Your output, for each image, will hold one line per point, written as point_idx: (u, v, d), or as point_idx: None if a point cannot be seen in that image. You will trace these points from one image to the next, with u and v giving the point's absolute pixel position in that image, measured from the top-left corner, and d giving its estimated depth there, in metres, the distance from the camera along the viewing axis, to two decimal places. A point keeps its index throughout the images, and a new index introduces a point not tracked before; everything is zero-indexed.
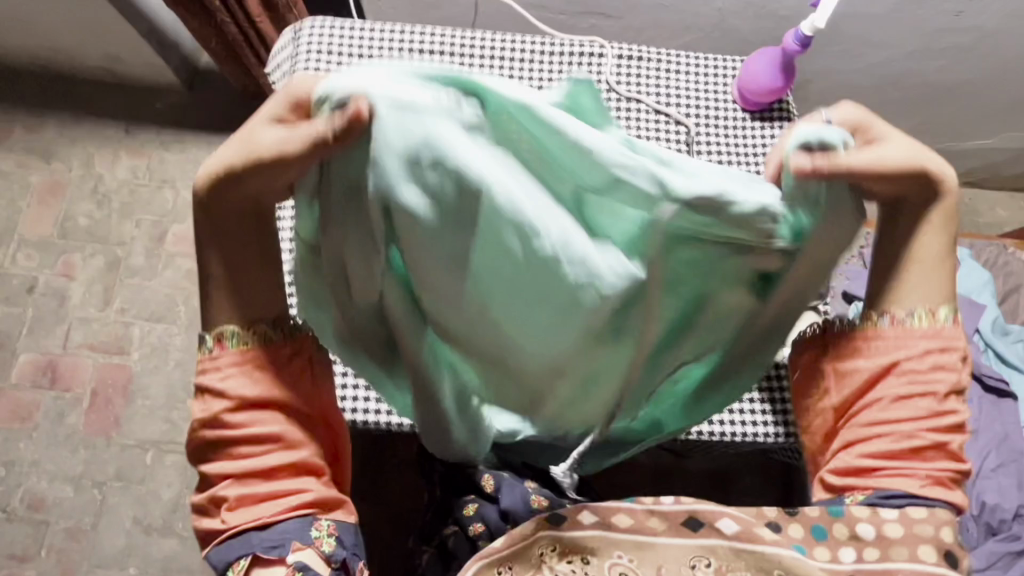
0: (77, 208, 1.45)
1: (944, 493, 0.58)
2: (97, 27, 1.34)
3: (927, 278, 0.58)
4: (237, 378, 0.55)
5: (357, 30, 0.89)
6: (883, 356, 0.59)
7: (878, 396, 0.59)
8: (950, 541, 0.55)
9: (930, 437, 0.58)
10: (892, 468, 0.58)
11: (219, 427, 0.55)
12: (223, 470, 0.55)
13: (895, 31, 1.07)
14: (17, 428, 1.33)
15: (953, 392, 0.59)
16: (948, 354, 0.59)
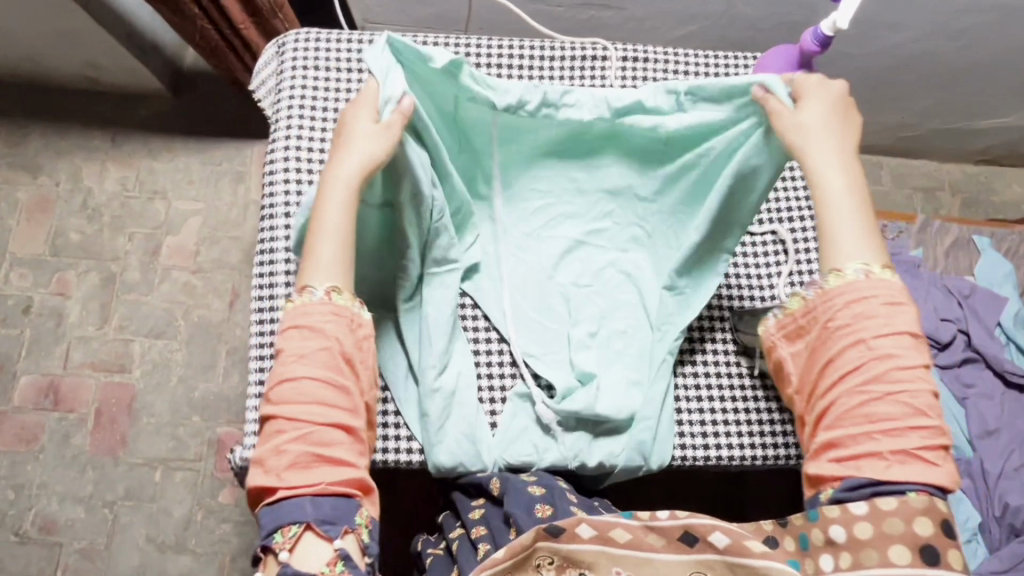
0: (68, 223, 1.40)
1: (917, 468, 0.54)
2: (70, 35, 1.27)
3: (851, 232, 0.59)
4: (329, 325, 0.57)
5: (344, 42, 0.84)
6: (818, 323, 0.59)
7: (821, 363, 0.58)
8: (931, 535, 0.53)
9: (878, 397, 0.55)
10: (854, 446, 0.56)
11: (299, 371, 0.54)
12: (288, 418, 0.53)
13: (915, 11, 1.01)
14: (24, 451, 1.30)
15: (892, 336, 0.55)
16: (873, 301, 0.56)
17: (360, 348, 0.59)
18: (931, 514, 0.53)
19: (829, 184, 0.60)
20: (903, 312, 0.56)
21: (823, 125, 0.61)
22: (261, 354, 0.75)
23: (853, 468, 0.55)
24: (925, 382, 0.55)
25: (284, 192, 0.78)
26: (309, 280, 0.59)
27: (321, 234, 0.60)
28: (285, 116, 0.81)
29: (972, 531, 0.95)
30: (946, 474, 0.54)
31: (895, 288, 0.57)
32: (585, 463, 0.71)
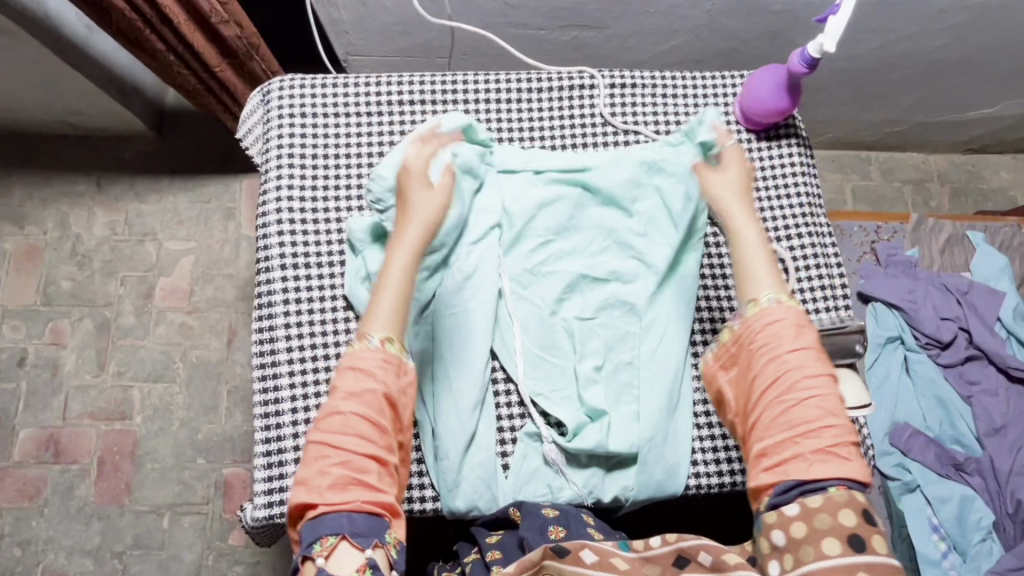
0: (58, 271, 1.38)
1: (833, 464, 0.51)
2: (44, 86, 1.24)
3: (759, 269, 0.59)
4: (379, 371, 0.55)
5: (329, 86, 0.83)
6: (741, 345, 0.57)
7: (749, 383, 0.55)
8: (856, 524, 0.49)
9: (795, 403, 0.52)
10: (779, 454, 0.52)
11: (343, 403, 0.53)
12: (330, 442, 0.52)
13: (894, 14, 1.01)
14: (27, 506, 1.27)
15: (803, 349, 0.54)
16: (784, 322, 0.55)
17: (406, 391, 0.57)
18: (855, 506, 0.50)
19: (745, 234, 0.61)
20: (807, 332, 0.54)
21: (738, 195, 0.64)
22: (265, 413, 0.73)
23: (779, 471, 0.52)
24: (832, 387, 0.53)
25: (279, 244, 0.77)
26: (368, 328, 0.57)
27: (382, 292, 0.58)
28: (275, 166, 0.80)
29: (986, 530, 0.95)
30: (859, 467, 0.52)
31: (798, 313, 0.56)
32: (599, 498, 0.72)
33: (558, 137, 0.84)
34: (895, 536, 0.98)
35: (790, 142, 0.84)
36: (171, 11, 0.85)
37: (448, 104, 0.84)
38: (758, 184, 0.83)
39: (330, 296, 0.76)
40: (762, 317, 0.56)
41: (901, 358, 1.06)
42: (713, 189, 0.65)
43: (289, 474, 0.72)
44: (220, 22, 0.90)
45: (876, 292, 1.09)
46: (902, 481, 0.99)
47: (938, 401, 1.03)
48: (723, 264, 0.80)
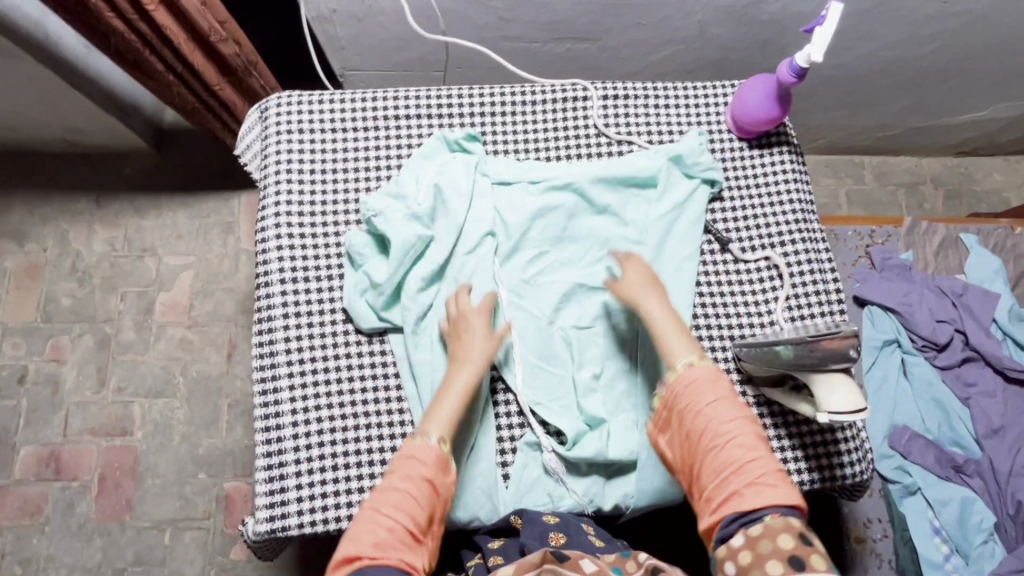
0: (58, 288, 1.39)
1: (763, 491, 0.57)
2: (44, 106, 1.26)
3: (676, 338, 0.67)
4: (431, 462, 0.62)
5: (325, 102, 0.84)
6: (669, 406, 0.64)
7: (684, 437, 0.62)
8: (794, 546, 0.53)
9: (720, 446, 0.59)
10: (717, 495, 0.58)
11: (400, 481, 0.60)
12: (384, 512, 0.58)
13: (881, 22, 1.03)
14: (28, 524, 1.27)
15: (721, 400, 0.62)
16: (699, 381, 0.63)
17: (449, 488, 0.62)
18: (791, 529, 0.54)
19: (658, 322, 0.68)
20: (720, 383, 0.63)
21: (648, 283, 0.71)
22: (266, 427, 0.74)
23: (722, 508, 0.58)
24: (748, 426, 0.61)
25: (278, 258, 0.78)
26: (427, 426, 0.64)
27: (446, 397, 0.66)
28: (273, 182, 0.81)
29: (988, 532, 0.95)
30: (789, 492, 0.58)
31: (711, 370, 0.64)
32: (600, 506, 0.72)
33: (554, 149, 0.85)
34: (897, 539, 0.99)
35: (781, 149, 0.85)
36: (171, 32, 0.86)
37: (444, 118, 0.85)
38: (751, 192, 0.84)
39: (329, 310, 0.77)
40: (680, 380, 0.64)
41: (898, 360, 1.06)
42: (628, 289, 0.72)
43: (289, 488, 0.72)
44: (220, 41, 0.91)
45: (872, 296, 1.10)
46: (902, 484, 0.99)
47: (936, 403, 1.04)
48: (718, 270, 0.81)
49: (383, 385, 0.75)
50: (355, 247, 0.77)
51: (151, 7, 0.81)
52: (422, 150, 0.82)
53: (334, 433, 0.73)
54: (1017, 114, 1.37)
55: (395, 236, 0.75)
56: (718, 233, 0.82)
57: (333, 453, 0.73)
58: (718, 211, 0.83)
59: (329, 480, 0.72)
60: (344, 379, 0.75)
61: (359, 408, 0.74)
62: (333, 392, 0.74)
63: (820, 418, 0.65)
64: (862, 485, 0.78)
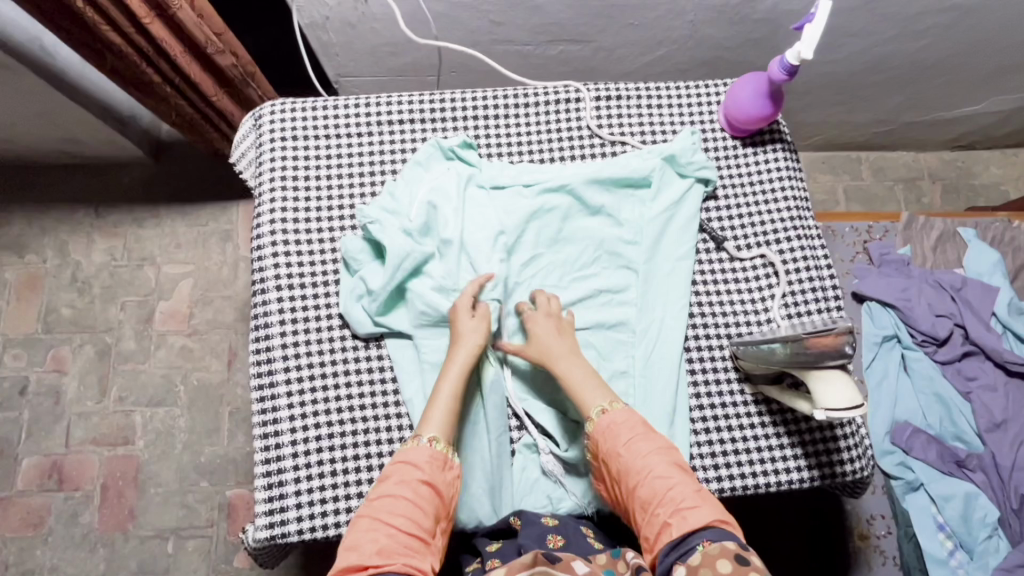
0: (59, 299, 1.39)
1: (687, 517, 0.57)
2: (41, 119, 1.26)
3: (592, 386, 0.69)
4: (430, 468, 0.63)
5: (319, 108, 0.85)
6: (594, 457, 0.67)
7: (614, 485, 0.64)
8: (732, 569, 0.51)
9: (641, 483, 0.61)
10: (650, 532, 0.59)
11: (398, 486, 0.61)
12: (386, 518, 0.58)
13: (873, 18, 1.03)
14: (31, 535, 1.27)
15: (637, 439, 0.64)
16: (614, 423, 0.66)
17: (448, 492, 0.63)
18: (726, 552, 0.52)
19: (567, 375, 0.69)
20: (634, 421, 0.65)
21: (557, 334, 0.72)
22: (264, 433, 0.74)
23: (656, 546, 0.58)
24: (664, 456, 0.63)
25: (274, 265, 0.78)
26: (422, 428, 0.65)
27: (442, 392, 0.67)
28: (268, 190, 0.81)
29: (992, 527, 0.94)
30: (713, 511, 0.58)
31: (623, 413, 0.66)
32: (599, 509, 0.73)
33: (547, 151, 0.85)
34: (901, 535, 0.99)
35: (775, 147, 0.85)
36: (167, 44, 0.86)
37: (438, 121, 0.85)
38: (745, 190, 0.84)
39: (325, 316, 0.77)
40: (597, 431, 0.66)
41: (899, 356, 1.06)
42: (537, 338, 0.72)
43: (288, 494, 0.72)
44: (216, 52, 0.91)
45: (870, 291, 1.10)
46: (904, 480, 0.99)
47: (938, 398, 1.03)
48: (714, 268, 0.81)
49: (380, 390, 0.75)
50: (353, 252, 0.77)
51: (148, 19, 0.81)
52: (420, 162, 0.82)
53: (332, 438, 0.73)
54: (1014, 107, 1.36)
55: (393, 244, 0.75)
56: (712, 232, 0.81)
57: (332, 459, 0.73)
58: (713, 209, 0.83)
59: (328, 485, 0.72)
60: (342, 386, 0.75)
61: (357, 413, 0.74)
62: (330, 397, 0.74)
63: (817, 416, 0.65)
64: (863, 482, 0.77)
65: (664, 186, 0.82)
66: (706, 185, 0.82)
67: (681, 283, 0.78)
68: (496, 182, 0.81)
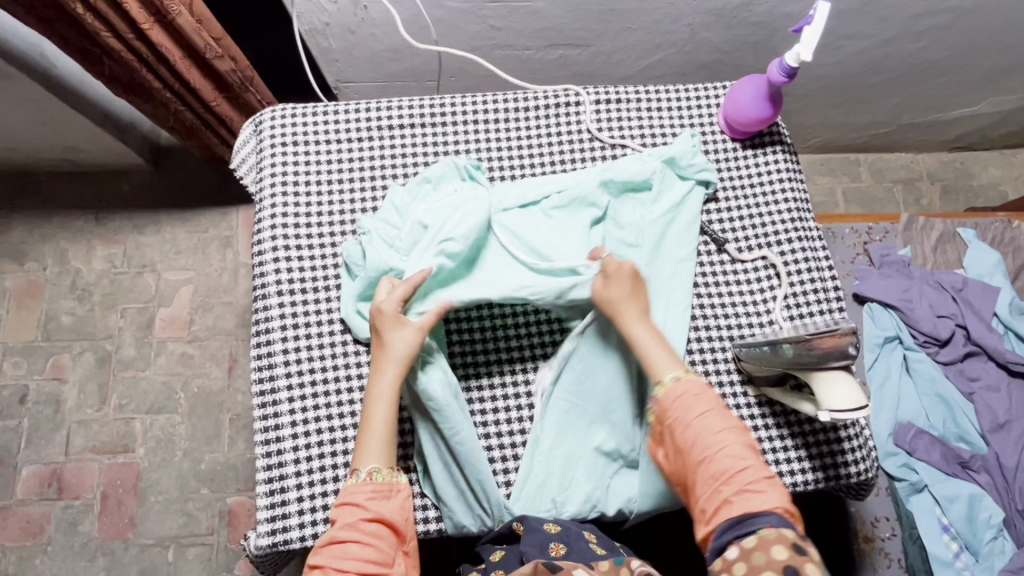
0: (58, 306, 1.39)
1: (752, 498, 0.57)
2: (42, 128, 1.27)
3: (665, 353, 0.67)
4: (372, 501, 0.62)
5: (320, 113, 0.85)
6: (659, 422, 0.65)
7: (675, 451, 0.63)
8: (789, 557, 0.52)
9: (709, 458, 0.60)
10: (708, 506, 0.59)
11: (343, 530, 0.60)
12: (335, 564, 0.58)
13: (870, 20, 1.04)
14: (31, 545, 1.26)
15: (710, 412, 0.62)
16: (686, 396, 0.63)
17: (399, 516, 0.63)
18: (783, 540, 0.53)
19: (640, 336, 0.68)
20: (707, 394, 0.63)
21: (632, 293, 0.70)
22: (266, 439, 0.73)
23: (714, 520, 0.58)
24: (737, 435, 0.61)
25: (275, 270, 0.78)
26: (359, 462, 0.64)
27: (375, 405, 0.66)
28: (269, 195, 0.81)
29: (997, 528, 0.94)
30: (778, 497, 0.58)
31: (698, 384, 0.65)
32: (604, 512, 0.72)
33: (548, 154, 0.85)
34: (905, 537, 0.99)
35: (774, 148, 0.85)
36: (167, 50, 0.86)
37: (438, 125, 0.85)
38: (745, 193, 0.84)
39: (327, 321, 0.77)
40: (669, 397, 0.64)
41: (900, 357, 1.06)
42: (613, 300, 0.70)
43: (290, 500, 0.71)
44: (215, 57, 0.91)
45: (871, 293, 1.10)
46: (909, 482, 0.98)
47: (940, 399, 1.03)
48: (715, 270, 0.81)
49: None
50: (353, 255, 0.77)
51: (147, 25, 0.81)
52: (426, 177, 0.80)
53: (334, 444, 0.73)
54: (1011, 107, 1.37)
55: (384, 260, 0.74)
56: (714, 234, 0.82)
57: (334, 466, 0.72)
58: (714, 211, 0.83)
59: (330, 491, 0.72)
60: (343, 391, 0.75)
61: (359, 419, 0.74)
62: (331, 403, 0.74)
63: (822, 417, 0.64)
64: (867, 483, 0.77)
65: (665, 190, 0.81)
66: (709, 187, 0.82)
67: (684, 285, 0.78)
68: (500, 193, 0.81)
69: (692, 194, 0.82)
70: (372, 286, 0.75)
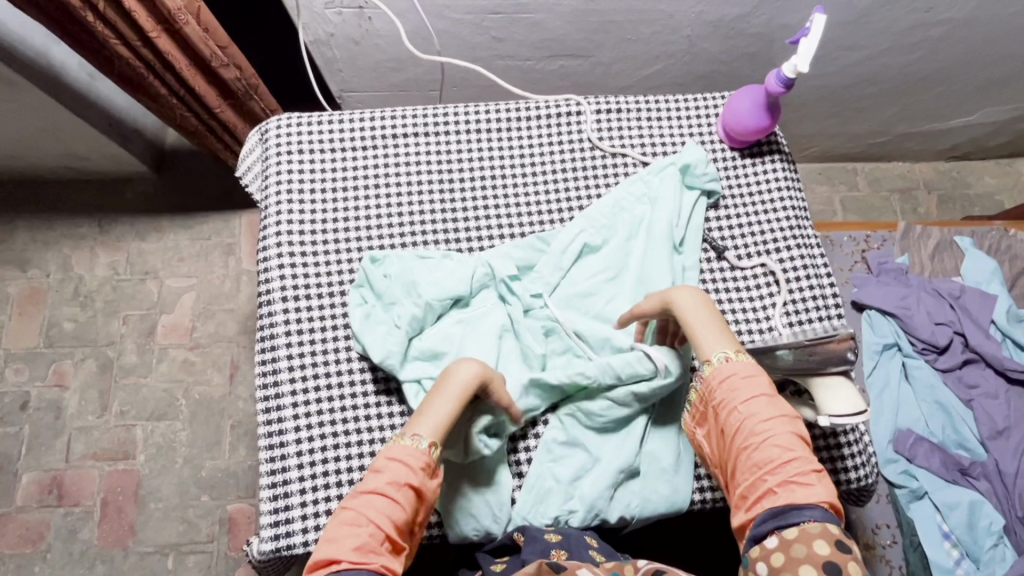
0: (61, 313, 1.39)
1: (797, 490, 0.56)
2: (47, 135, 1.28)
3: (713, 331, 0.64)
4: (416, 473, 0.59)
5: (325, 122, 0.86)
6: (709, 405, 0.64)
7: (723, 435, 0.63)
8: (831, 553, 0.53)
9: (755, 445, 0.59)
10: (751, 491, 0.59)
11: (388, 486, 0.57)
12: (369, 515, 0.56)
13: (865, 32, 1.05)
14: (29, 552, 1.26)
15: (760, 398, 0.61)
16: (738, 380, 0.62)
17: (433, 491, 0.61)
18: (826, 535, 0.53)
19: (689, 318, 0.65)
20: (759, 378, 0.62)
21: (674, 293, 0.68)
22: (270, 445, 0.74)
23: (756, 506, 0.58)
24: (787, 424, 0.59)
25: (280, 277, 0.79)
26: (416, 425, 0.60)
27: (441, 394, 0.62)
28: (274, 202, 0.82)
29: (998, 535, 0.94)
30: (825, 490, 0.57)
31: (748, 364, 0.62)
32: (605, 520, 0.72)
33: (551, 163, 0.86)
34: (906, 544, 0.98)
35: (773, 158, 0.87)
36: (174, 58, 0.87)
37: (441, 134, 0.87)
38: (745, 202, 0.85)
39: (332, 326, 0.78)
40: (718, 380, 0.63)
41: (900, 364, 1.06)
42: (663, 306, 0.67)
43: (294, 505, 0.71)
44: (220, 66, 0.91)
45: (871, 300, 1.10)
46: (909, 488, 0.99)
47: (939, 406, 1.04)
48: (716, 277, 0.81)
49: (386, 402, 0.75)
50: (375, 284, 0.77)
51: (154, 33, 0.82)
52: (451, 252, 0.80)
53: (338, 449, 0.73)
54: (1005, 118, 1.39)
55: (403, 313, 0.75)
56: (714, 242, 0.83)
57: (337, 470, 0.73)
58: (714, 220, 0.84)
59: (334, 497, 0.72)
60: (347, 397, 0.75)
61: (363, 424, 0.74)
62: (335, 410, 0.75)
63: (822, 422, 0.64)
64: (868, 490, 0.78)
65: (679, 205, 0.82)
66: (713, 188, 0.83)
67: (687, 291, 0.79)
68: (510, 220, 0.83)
69: (696, 207, 0.83)
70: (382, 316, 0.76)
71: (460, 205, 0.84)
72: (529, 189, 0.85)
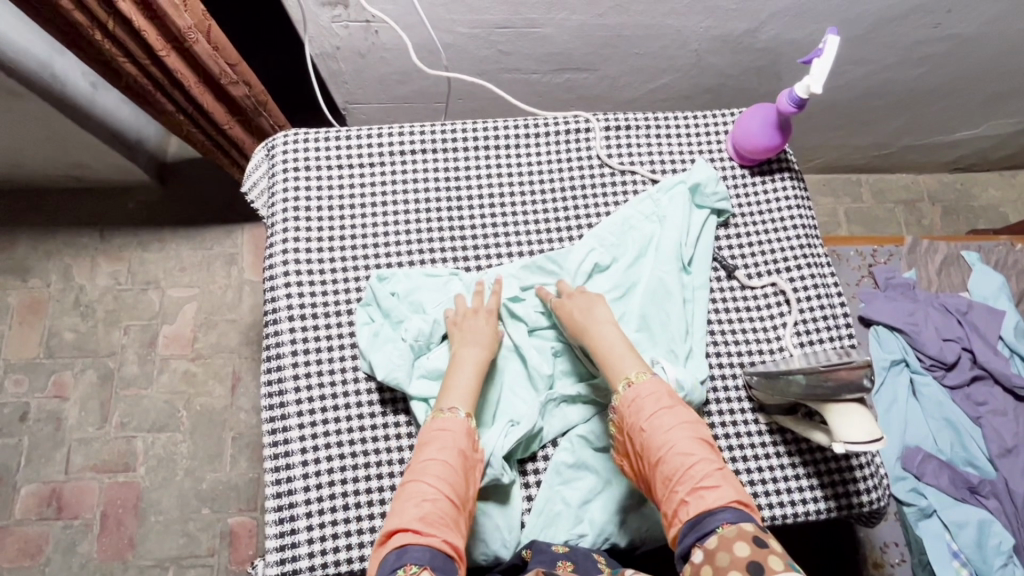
0: (61, 323, 1.38)
1: (706, 496, 0.57)
2: (48, 145, 1.27)
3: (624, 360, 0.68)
4: (461, 441, 0.63)
5: (332, 137, 0.86)
6: (619, 430, 0.66)
7: (635, 456, 0.64)
8: (751, 552, 0.51)
9: (662, 458, 0.61)
10: (668, 507, 0.59)
11: (439, 452, 0.62)
12: (426, 482, 0.59)
13: (872, 47, 1.05)
14: (27, 566, 1.24)
15: (659, 411, 0.63)
16: (637, 400, 0.64)
17: (478, 466, 0.64)
18: (743, 535, 0.53)
19: (602, 344, 0.69)
20: (661, 393, 0.64)
21: (590, 309, 0.72)
22: (276, 467, 0.73)
23: (675, 522, 0.58)
24: (688, 432, 0.61)
25: (286, 295, 0.78)
26: (444, 401, 0.67)
27: (457, 371, 0.69)
28: (280, 219, 0.82)
29: (1008, 555, 0.93)
30: (732, 491, 0.58)
31: (652, 383, 0.65)
32: (615, 544, 0.71)
33: (559, 180, 0.86)
34: (915, 563, 0.97)
35: (782, 176, 0.86)
36: (183, 76, 0.86)
37: (449, 150, 0.86)
38: (755, 220, 0.84)
39: (338, 345, 0.77)
40: (624, 402, 0.65)
41: (908, 380, 1.06)
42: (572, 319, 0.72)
43: (299, 529, 0.71)
44: (229, 83, 0.90)
45: (877, 315, 1.10)
46: (918, 507, 0.97)
47: (948, 424, 1.03)
48: (725, 296, 0.81)
49: (393, 421, 0.74)
50: (381, 302, 0.76)
51: (163, 51, 0.81)
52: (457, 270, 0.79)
53: (345, 471, 0.72)
54: (1010, 131, 1.39)
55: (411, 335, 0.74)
56: (723, 260, 0.82)
57: (342, 491, 0.72)
58: (724, 238, 0.84)
59: (339, 520, 0.71)
60: (354, 418, 0.74)
61: (369, 445, 0.74)
62: (342, 431, 0.74)
63: (836, 448, 0.64)
64: (879, 512, 0.77)
65: (689, 224, 0.81)
66: (723, 207, 0.82)
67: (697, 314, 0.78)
68: (519, 238, 0.83)
69: (704, 226, 0.82)
70: (388, 338, 0.75)
71: (468, 223, 0.83)
72: (537, 207, 0.84)
